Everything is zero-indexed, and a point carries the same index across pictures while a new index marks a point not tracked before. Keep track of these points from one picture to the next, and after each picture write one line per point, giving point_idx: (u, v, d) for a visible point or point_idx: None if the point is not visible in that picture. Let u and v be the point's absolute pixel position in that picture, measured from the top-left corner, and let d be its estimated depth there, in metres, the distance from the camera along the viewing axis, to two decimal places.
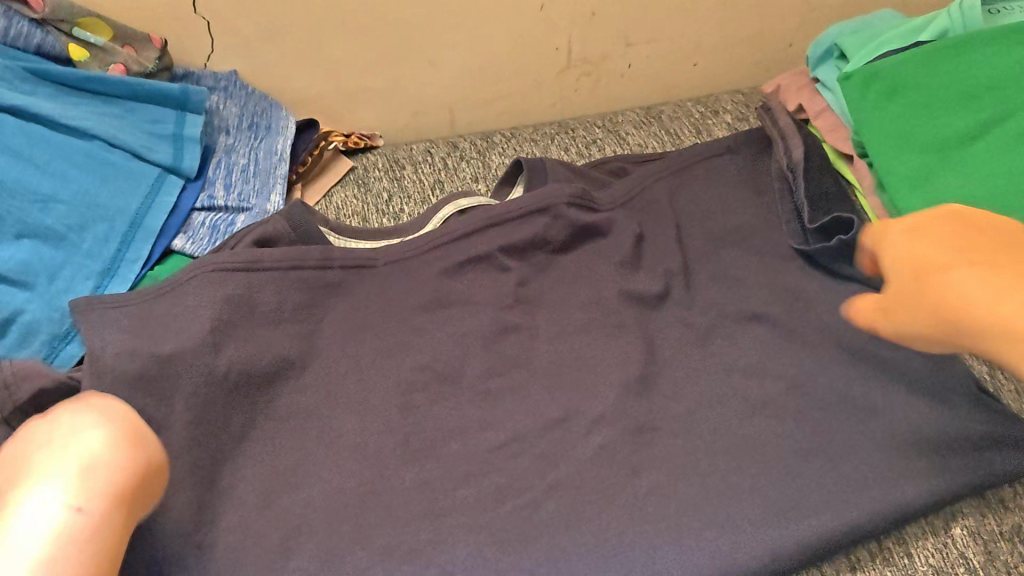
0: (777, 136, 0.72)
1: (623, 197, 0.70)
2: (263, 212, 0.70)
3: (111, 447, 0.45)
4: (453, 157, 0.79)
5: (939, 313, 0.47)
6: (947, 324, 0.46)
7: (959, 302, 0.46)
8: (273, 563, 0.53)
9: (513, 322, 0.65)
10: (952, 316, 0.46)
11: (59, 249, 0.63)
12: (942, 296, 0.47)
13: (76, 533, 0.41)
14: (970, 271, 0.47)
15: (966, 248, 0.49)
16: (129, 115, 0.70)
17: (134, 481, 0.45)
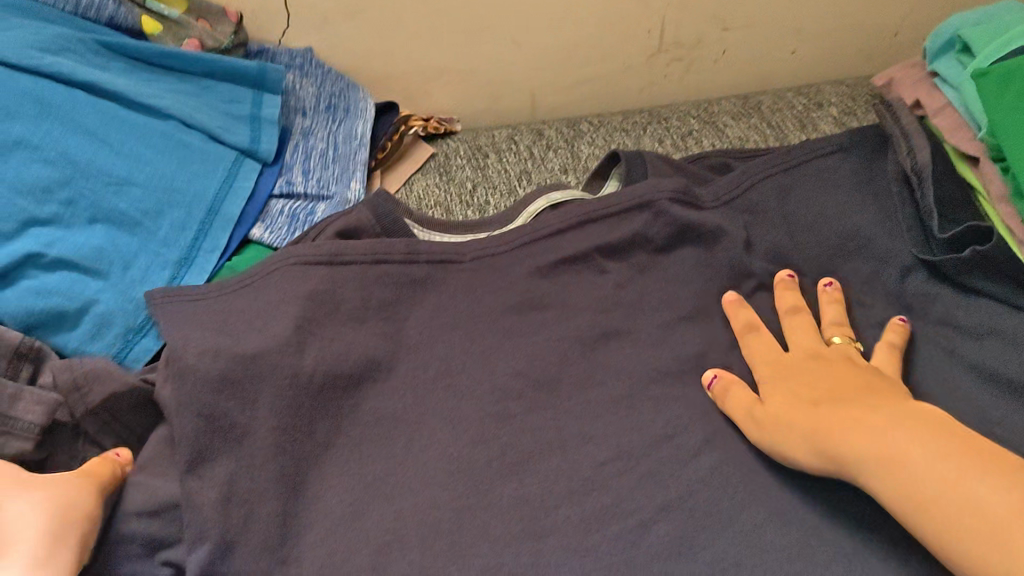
0: (898, 134, 0.67)
1: (727, 195, 0.66)
2: (345, 201, 0.66)
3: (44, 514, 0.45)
4: (539, 146, 0.74)
5: (801, 427, 0.49)
6: (819, 447, 0.47)
7: (828, 428, 0.47)
8: None
9: (611, 329, 0.61)
10: (827, 439, 0.47)
11: (134, 236, 0.59)
12: (820, 417, 0.48)
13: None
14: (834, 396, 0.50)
15: (840, 391, 0.50)
16: (203, 94, 0.67)
17: (72, 533, 0.45)
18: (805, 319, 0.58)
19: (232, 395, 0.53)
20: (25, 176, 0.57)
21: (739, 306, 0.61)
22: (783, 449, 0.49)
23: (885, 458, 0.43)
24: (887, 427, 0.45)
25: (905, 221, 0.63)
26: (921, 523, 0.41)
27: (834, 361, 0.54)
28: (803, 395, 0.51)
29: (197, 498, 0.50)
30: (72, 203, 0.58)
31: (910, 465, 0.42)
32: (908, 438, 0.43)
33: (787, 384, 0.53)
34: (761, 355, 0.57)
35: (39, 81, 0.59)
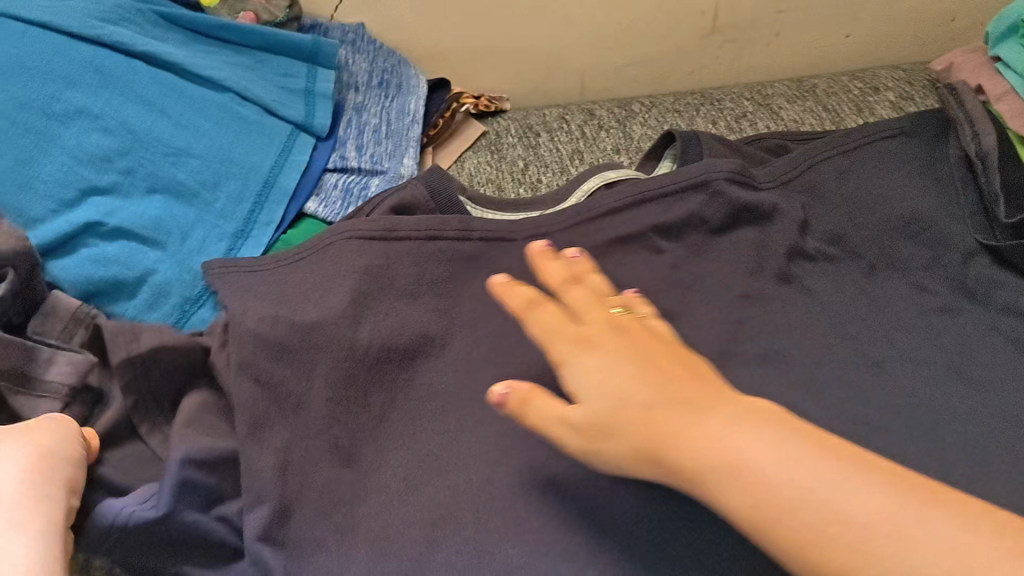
0: (963, 120, 0.69)
1: (783, 176, 0.66)
2: (398, 176, 0.66)
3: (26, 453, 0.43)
4: (592, 126, 0.75)
5: (629, 431, 0.37)
6: (640, 443, 0.36)
7: (658, 427, 0.36)
8: (418, 557, 0.45)
9: (667, 308, 0.61)
10: (658, 441, 0.36)
11: (191, 207, 0.60)
12: (655, 417, 0.36)
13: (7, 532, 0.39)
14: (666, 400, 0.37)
15: (645, 375, 0.38)
16: (259, 67, 0.67)
17: (52, 477, 0.43)
18: (583, 291, 0.46)
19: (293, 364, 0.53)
20: (84, 144, 0.57)
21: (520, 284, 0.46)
22: (592, 435, 0.38)
23: (719, 463, 0.34)
24: (709, 430, 0.35)
25: (965, 208, 0.65)
26: (766, 534, 0.32)
27: (637, 326, 0.42)
28: (633, 392, 0.38)
29: (256, 463, 0.49)
30: (131, 172, 0.58)
31: (745, 458, 0.33)
32: (740, 432, 0.34)
33: (617, 354, 0.40)
34: (548, 329, 0.43)
35: (98, 51, 0.60)
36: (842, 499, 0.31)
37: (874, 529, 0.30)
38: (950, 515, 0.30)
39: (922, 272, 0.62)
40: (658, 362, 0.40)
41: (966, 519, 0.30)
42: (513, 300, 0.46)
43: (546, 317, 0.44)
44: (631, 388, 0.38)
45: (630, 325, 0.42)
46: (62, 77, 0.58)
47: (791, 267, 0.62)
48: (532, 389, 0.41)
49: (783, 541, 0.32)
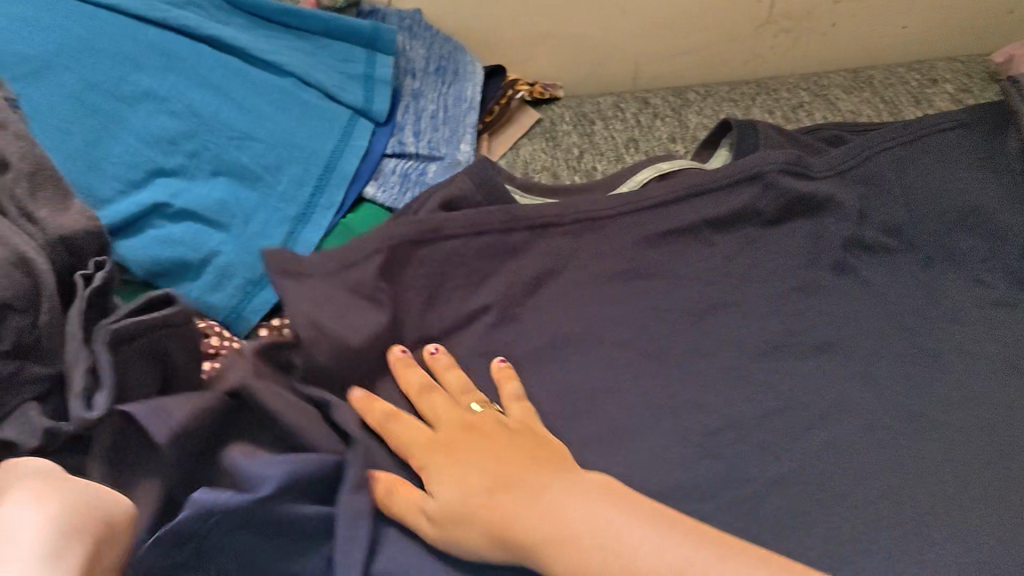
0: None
1: (839, 165, 0.66)
2: (455, 162, 0.67)
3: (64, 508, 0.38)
4: (647, 114, 0.75)
5: (483, 517, 0.44)
6: (493, 532, 0.44)
7: (508, 515, 0.44)
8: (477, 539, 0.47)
9: (721, 300, 0.61)
10: (510, 523, 0.44)
11: (254, 190, 0.60)
12: (507, 505, 0.44)
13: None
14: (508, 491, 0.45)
15: (499, 468, 0.47)
16: (319, 52, 0.67)
17: (86, 538, 0.38)
18: (440, 397, 0.54)
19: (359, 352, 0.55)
20: (152, 127, 0.58)
21: (374, 400, 0.53)
22: (459, 520, 0.45)
23: (558, 536, 0.42)
24: (560, 507, 0.43)
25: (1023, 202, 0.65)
26: None
27: (486, 427, 0.50)
28: (483, 484, 0.46)
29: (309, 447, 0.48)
30: (196, 155, 0.59)
31: (577, 525, 0.42)
32: (586, 508, 0.43)
33: (469, 462, 0.48)
34: (408, 441, 0.51)
35: (164, 34, 0.61)
36: (655, 554, 0.40)
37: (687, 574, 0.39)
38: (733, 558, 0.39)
39: (977, 265, 0.63)
40: (510, 451, 0.48)
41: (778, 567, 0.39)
42: (377, 410, 0.52)
43: (446, 429, 0.51)
44: (498, 472, 0.46)
45: (518, 427, 0.51)
46: (129, 59, 0.59)
47: (848, 257, 0.63)
48: (394, 485, 0.48)
49: None
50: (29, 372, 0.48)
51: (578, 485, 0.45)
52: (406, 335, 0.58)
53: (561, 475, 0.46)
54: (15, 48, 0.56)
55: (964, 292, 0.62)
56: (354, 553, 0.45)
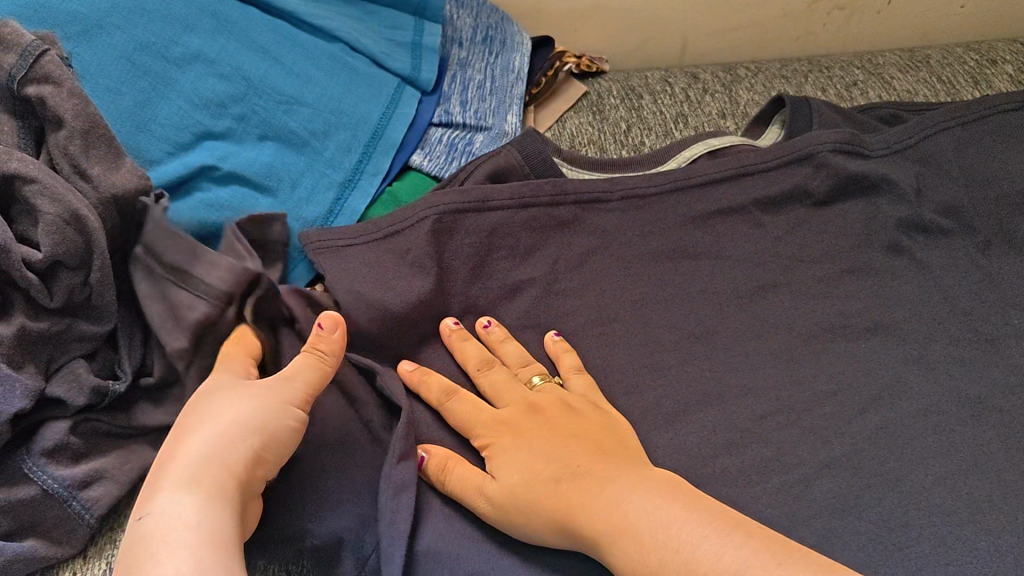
0: None
1: (896, 145, 0.65)
2: (503, 133, 0.66)
3: (210, 438, 0.42)
4: (696, 90, 0.73)
5: (544, 504, 0.45)
6: (557, 520, 0.45)
7: (572, 504, 0.44)
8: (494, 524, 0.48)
9: (770, 280, 0.60)
10: (570, 511, 0.44)
11: (301, 155, 0.60)
12: (568, 493, 0.45)
13: (159, 524, 0.38)
14: (573, 479, 0.45)
15: (567, 456, 0.47)
16: (368, 18, 0.67)
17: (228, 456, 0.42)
18: (500, 374, 0.54)
19: (407, 325, 0.55)
20: (201, 89, 0.58)
21: (428, 372, 0.53)
22: (521, 505, 0.46)
23: (614, 527, 0.42)
24: (619, 494, 0.43)
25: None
26: None
27: (550, 409, 0.50)
28: (548, 471, 0.46)
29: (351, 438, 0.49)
30: (244, 119, 0.59)
31: (632, 515, 0.42)
32: (645, 501, 0.42)
33: (533, 444, 0.48)
34: (470, 418, 0.51)
35: None
36: (704, 547, 0.39)
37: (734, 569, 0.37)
38: (787, 556, 0.38)
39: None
40: (577, 437, 0.48)
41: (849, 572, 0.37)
42: (437, 384, 0.53)
43: (510, 408, 0.51)
44: (565, 458, 0.47)
45: (583, 408, 0.50)
46: (180, 21, 0.59)
47: (903, 237, 0.62)
48: (456, 466, 0.49)
49: None
50: (78, 330, 0.50)
51: (643, 478, 0.44)
52: (453, 305, 0.57)
53: (627, 466, 0.46)
54: (68, 7, 0.56)
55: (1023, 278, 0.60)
56: (400, 527, 0.46)
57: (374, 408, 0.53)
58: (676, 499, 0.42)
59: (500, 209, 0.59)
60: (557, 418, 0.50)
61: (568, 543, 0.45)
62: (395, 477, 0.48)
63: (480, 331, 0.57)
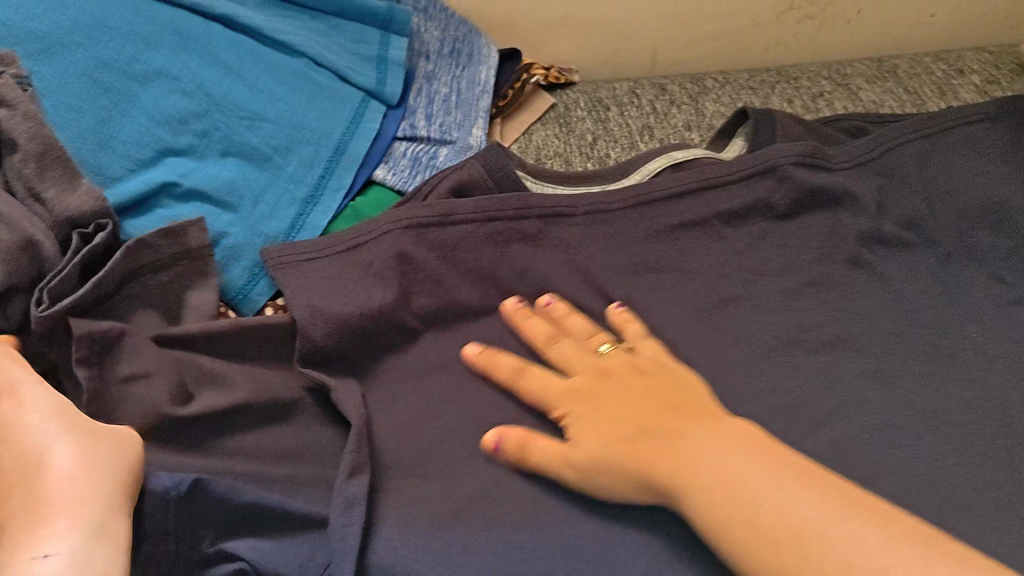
0: None
1: (858, 157, 0.65)
2: (467, 147, 0.66)
3: (86, 474, 0.44)
4: (663, 102, 0.74)
5: (622, 461, 0.46)
6: (635, 476, 0.45)
7: (648, 460, 0.45)
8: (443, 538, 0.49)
9: (733, 294, 0.60)
10: (645, 467, 0.45)
11: (263, 170, 0.60)
12: (641, 452, 0.45)
13: (77, 562, 0.40)
14: (653, 436, 0.46)
15: (641, 418, 0.48)
16: (334, 33, 0.67)
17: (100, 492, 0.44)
18: (568, 346, 0.56)
19: (366, 341, 0.56)
20: (163, 106, 0.58)
21: (495, 354, 0.56)
22: (585, 465, 0.48)
23: (691, 480, 0.42)
24: (692, 445, 0.44)
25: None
26: (734, 540, 0.40)
27: (620, 372, 0.52)
28: (626, 433, 0.47)
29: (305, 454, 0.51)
30: (206, 135, 0.59)
31: (711, 466, 0.42)
32: (723, 455, 0.42)
33: (606, 408, 0.50)
34: (543, 391, 0.53)
35: (178, 13, 0.61)
36: (787, 502, 0.39)
37: (820, 529, 0.37)
38: (870, 518, 0.38)
39: (994, 262, 0.61)
40: (652, 398, 0.49)
41: (916, 539, 0.36)
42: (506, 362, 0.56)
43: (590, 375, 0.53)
44: (684, 421, 0.46)
45: (651, 368, 0.52)
46: (143, 38, 0.59)
47: (863, 251, 0.62)
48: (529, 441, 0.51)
49: (741, 545, 0.39)
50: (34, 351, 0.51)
51: (731, 429, 0.45)
52: (413, 320, 0.58)
53: (703, 420, 0.46)
54: (30, 25, 0.56)
55: (982, 293, 0.60)
56: (350, 542, 0.47)
57: (328, 425, 0.54)
58: (762, 451, 0.42)
59: (464, 223, 0.59)
60: (655, 386, 0.50)
61: (646, 498, 0.45)
62: (345, 491, 0.49)
63: (540, 308, 0.59)
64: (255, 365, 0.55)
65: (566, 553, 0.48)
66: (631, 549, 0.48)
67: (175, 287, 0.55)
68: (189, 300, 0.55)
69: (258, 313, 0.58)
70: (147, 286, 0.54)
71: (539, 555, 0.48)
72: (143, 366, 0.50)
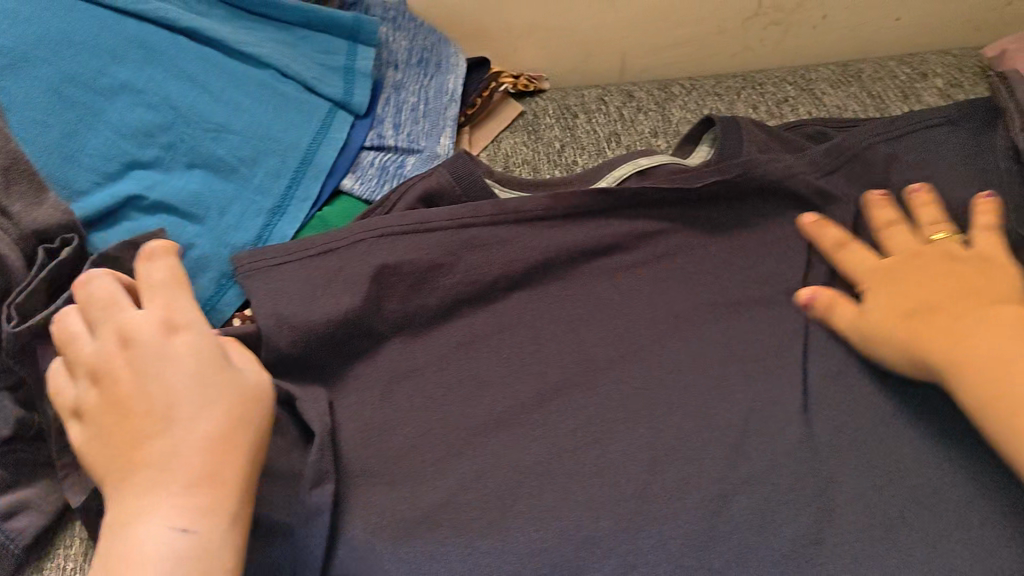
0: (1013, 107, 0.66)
1: (831, 162, 0.64)
2: (435, 155, 0.67)
3: (210, 425, 0.42)
4: (630, 108, 0.74)
5: (903, 339, 0.51)
6: (911, 352, 0.51)
7: (925, 342, 0.50)
8: (406, 547, 0.50)
9: (704, 300, 0.60)
10: (926, 347, 0.50)
11: (229, 182, 0.60)
12: (917, 330, 0.51)
13: (201, 543, 0.39)
14: (967, 321, 0.49)
15: (949, 295, 0.52)
16: (300, 44, 0.67)
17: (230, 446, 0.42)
18: (902, 229, 0.59)
19: (331, 348, 0.56)
20: (128, 120, 0.58)
21: (826, 225, 0.60)
22: (873, 337, 0.53)
23: (970, 360, 0.47)
24: (976, 332, 0.48)
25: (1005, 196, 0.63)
26: (984, 415, 0.45)
27: (934, 258, 0.55)
28: (952, 305, 0.51)
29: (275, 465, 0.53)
30: (172, 148, 0.59)
31: (991, 347, 0.47)
32: (1002, 345, 0.47)
33: (892, 288, 0.55)
34: (858, 266, 0.58)
35: (144, 26, 0.61)
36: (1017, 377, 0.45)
37: None
38: None
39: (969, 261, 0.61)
40: (957, 287, 0.52)
41: None
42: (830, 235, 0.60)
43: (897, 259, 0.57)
44: (993, 313, 0.49)
45: (967, 258, 0.55)
46: (107, 52, 0.59)
47: (831, 254, 0.62)
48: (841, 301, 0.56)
49: (998, 420, 0.45)
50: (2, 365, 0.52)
51: (1002, 317, 0.49)
52: (382, 327, 0.57)
53: (996, 305, 0.50)
54: None
55: None
56: None
57: (294, 436, 0.54)
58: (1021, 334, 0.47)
59: (437, 230, 0.59)
60: (977, 279, 0.53)
61: (925, 376, 0.50)
62: (308, 502, 0.50)
63: (870, 203, 0.62)
64: None
65: (529, 559, 0.49)
66: (592, 556, 0.49)
67: None
68: None
69: (226, 324, 0.58)
70: None
71: (504, 560, 0.49)
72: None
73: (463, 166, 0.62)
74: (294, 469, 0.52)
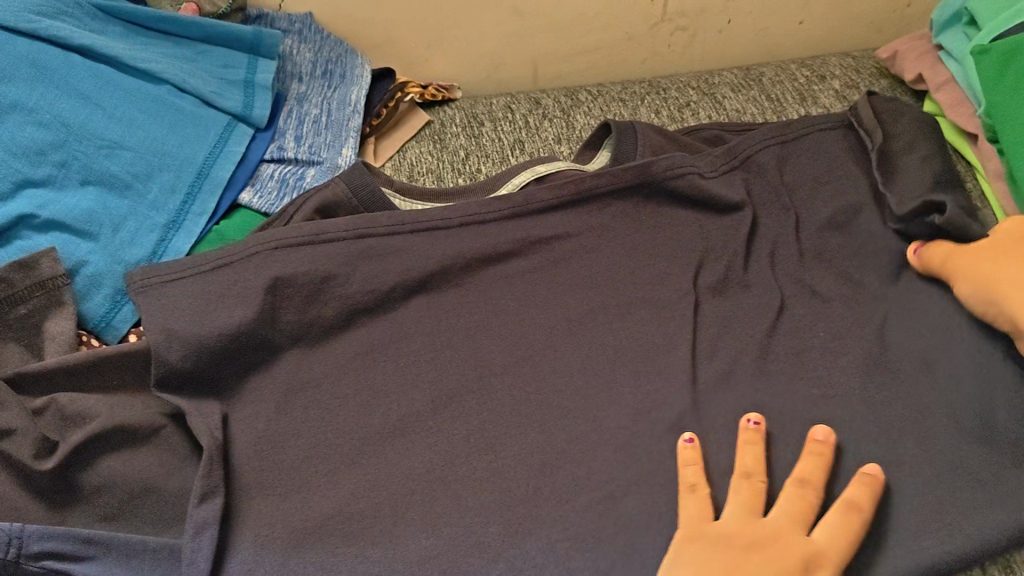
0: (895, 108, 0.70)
1: (723, 167, 0.66)
2: (334, 166, 0.68)
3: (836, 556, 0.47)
4: (536, 116, 0.78)
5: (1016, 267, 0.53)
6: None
7: None
8: (287, 559, 0.50)
9: (600, 303, 0.61)
10: None
11: (123, 198, 0.61)
12: None
13: None
14: None
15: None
16: (198, 58, 0.68)
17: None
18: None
19: (225, 362, 0.55)
20: (20, 138, 0.58)
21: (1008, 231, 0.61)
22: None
23: None
24: None
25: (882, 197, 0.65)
26: None
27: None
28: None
29: (161, 482, 0.52)
30: (65, 166, 0.59)
31: None
32: None
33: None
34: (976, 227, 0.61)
35: (35, 44, 0.60)
36: None
37: None
38: None
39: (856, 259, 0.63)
40: None
41: None
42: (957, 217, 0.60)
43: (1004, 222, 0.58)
44: None
45: None
46: None
47: (727, 258, 0.63)
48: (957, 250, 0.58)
49: None
50: None
51: None
52: (278, 337, 0.57)
53: None
54: None
55: (835, 291, 0.62)
56: (199, 565, 0.47)
57: (186, 451, 0.53)
58: None
59: (334, 240, 0.59)
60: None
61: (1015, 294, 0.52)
62: (196, 515, 0.49)
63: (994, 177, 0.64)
64: (117, 393, 0.55)
65: (421, 563, 0.49)
66: (478, 555, 0.50)
67: (35, 319, 0.55)
68: (49, 330, 0.55)
69: (123, 340, 0.59)
70: (7, 321, 0.54)
71: (395, 565, 0.49)
72: (7, 422, 0.50)
73: (363, 176, 0.62)
74: (185, 487, 0.52)
